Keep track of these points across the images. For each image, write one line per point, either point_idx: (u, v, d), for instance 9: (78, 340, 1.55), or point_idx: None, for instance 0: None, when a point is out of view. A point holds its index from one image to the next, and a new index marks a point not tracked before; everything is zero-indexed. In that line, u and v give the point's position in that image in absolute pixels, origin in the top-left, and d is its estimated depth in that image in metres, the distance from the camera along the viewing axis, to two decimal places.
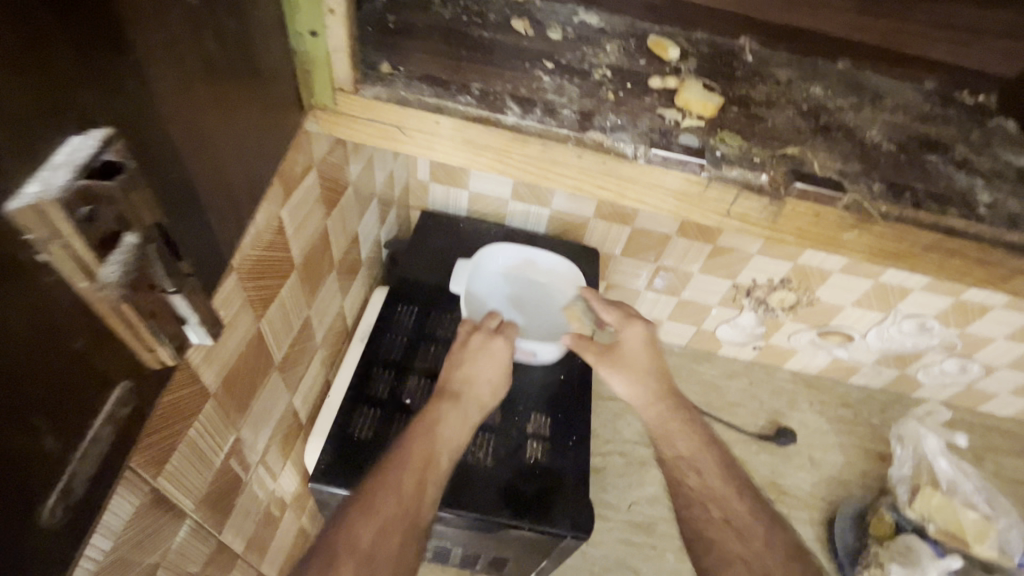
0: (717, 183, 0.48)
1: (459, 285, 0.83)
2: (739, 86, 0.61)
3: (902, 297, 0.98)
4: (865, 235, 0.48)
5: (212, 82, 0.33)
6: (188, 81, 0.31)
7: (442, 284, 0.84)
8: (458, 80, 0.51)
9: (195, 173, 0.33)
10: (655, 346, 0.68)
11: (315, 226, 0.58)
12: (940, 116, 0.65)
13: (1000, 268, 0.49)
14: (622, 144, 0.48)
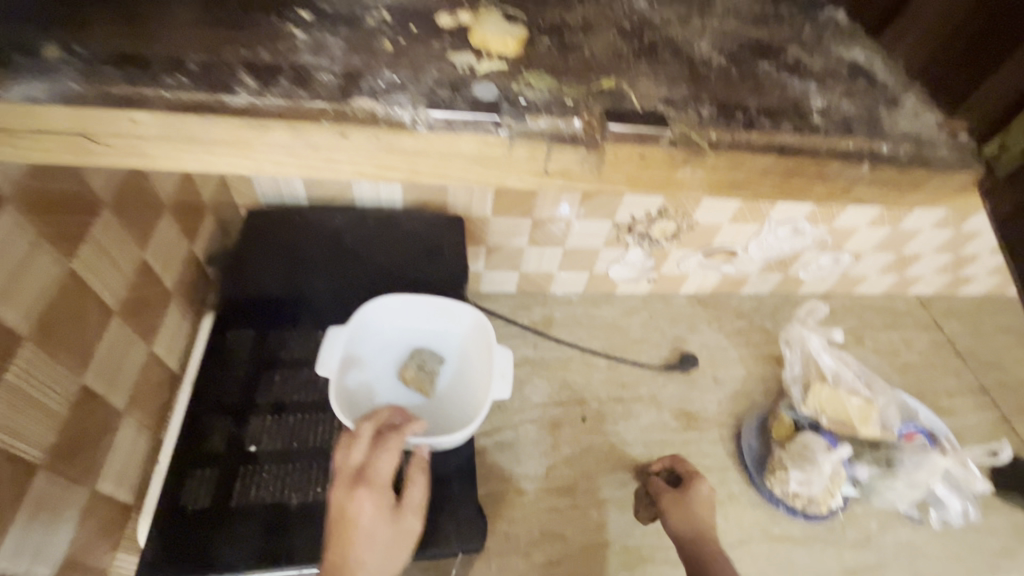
0: (523, 140, 0.39)
1: (302, 292, 0.70)
2: (551, 10, 0.52)
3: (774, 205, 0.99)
4: (699, 170, 0.42)
5: None
6: None
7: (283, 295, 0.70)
8: (165, 56, 0.38)
9: None
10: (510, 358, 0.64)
11: (44, 276, 0.44)
12: (772, 14, 0.60)
13: (839, 180, 0.45)
14: (396, 109, 0.38)
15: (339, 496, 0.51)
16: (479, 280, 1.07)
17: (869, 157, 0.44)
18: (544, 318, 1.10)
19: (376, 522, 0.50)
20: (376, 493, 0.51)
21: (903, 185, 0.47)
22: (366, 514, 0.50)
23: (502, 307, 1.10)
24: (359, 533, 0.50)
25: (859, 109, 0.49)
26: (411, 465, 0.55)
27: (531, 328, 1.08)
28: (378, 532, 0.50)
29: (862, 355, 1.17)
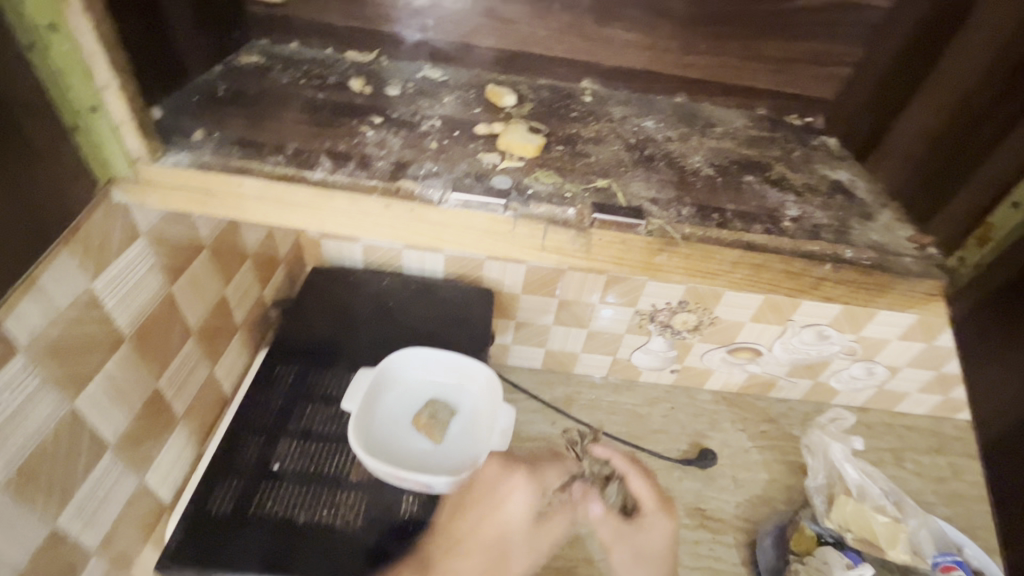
0: (524, 220, 0.49)
1: (345, 337, 0.80)
2: (570, 126, 0.64)
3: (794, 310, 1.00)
4: (674, 257, 0.50)
5: None
6: None
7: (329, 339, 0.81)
8: (271, 142, 0.52)
9: None
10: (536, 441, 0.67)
11: (153, 294, 0.57)
12: (766, 138, 0.69)
13: (805, 277, 0.51)
14: (429, 190, 0.50)
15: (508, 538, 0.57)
16: (507, 352, 1.15)
17: (830, 259, 0.51)
18: (565, 396, 1.14)
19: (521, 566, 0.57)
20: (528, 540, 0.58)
21: (866, 287, 0.52)
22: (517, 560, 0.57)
23: (526, 381, 1.16)
24: (510, 562, 0.56)
25: (833, 219, 0.56)
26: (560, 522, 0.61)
27: (552, 405, 1.13)
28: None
29: (901, 477, 1.10)
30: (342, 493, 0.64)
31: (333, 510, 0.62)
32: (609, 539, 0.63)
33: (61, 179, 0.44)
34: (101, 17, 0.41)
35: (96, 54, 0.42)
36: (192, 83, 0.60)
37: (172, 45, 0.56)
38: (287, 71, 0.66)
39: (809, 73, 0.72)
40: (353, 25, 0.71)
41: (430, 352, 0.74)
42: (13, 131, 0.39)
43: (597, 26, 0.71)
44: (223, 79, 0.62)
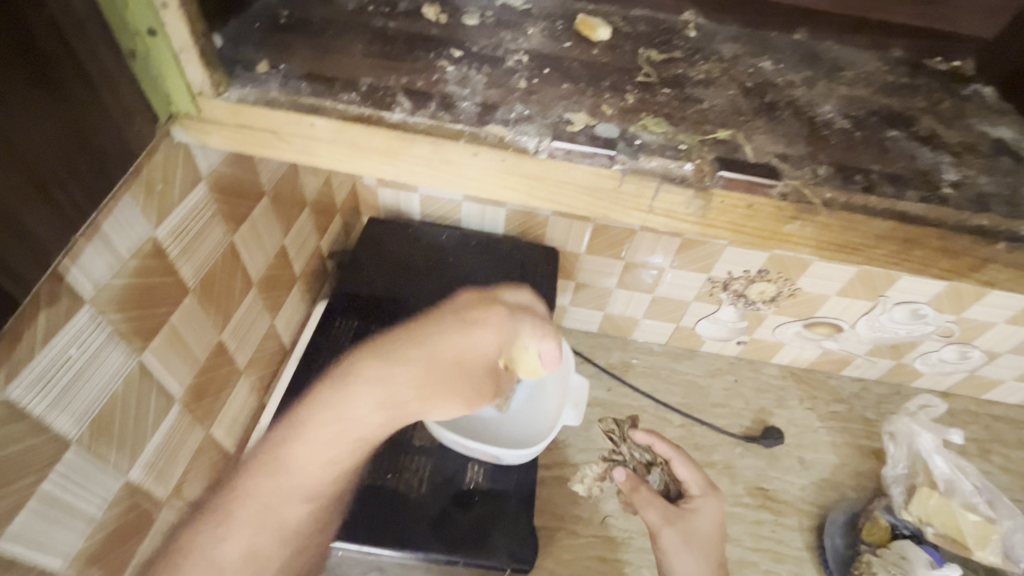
0: (634, 176, 0.42)
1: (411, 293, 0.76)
2: (675, 66, 0.55)
3: (892, 285, 0.90)
4: (809, 227, 0.42)
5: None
6: None
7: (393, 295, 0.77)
8: (342, 77, 0.46)
9: None
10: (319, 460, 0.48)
11: (217, 243, 0.54)
12: (907, 85, 0.58)
13: (966, 257, 0.43)
14: (524, 139, 0.42)
15: (669, 544, 0.68)
16: (563, 313, 1.09)
17: (1003, 236, 0.42)
18: (621, 362, 1.09)
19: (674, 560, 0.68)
20: (669, 532, 0.69)
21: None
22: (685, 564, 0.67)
23: (582, 345, 1.10)
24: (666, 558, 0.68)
25: (999, 187, 0.47)
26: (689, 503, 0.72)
27: (607, 371, 1.07)
28: (709, 530, 0.70)
29: (987, 471, 0.99)
30: (406, 457, 0.62)
31: (397, 474, 0.60)
32: (661, 521, 0.69)
33: (121, 114, 0.40)
34: None
35: None
36: (253, 8, 0.53)
37: None
38: None
39: (964, 7, 0.63)
40: None
41: None
42: (65, 56, 0.35)
43: None
44: (285, 5, 0.55)
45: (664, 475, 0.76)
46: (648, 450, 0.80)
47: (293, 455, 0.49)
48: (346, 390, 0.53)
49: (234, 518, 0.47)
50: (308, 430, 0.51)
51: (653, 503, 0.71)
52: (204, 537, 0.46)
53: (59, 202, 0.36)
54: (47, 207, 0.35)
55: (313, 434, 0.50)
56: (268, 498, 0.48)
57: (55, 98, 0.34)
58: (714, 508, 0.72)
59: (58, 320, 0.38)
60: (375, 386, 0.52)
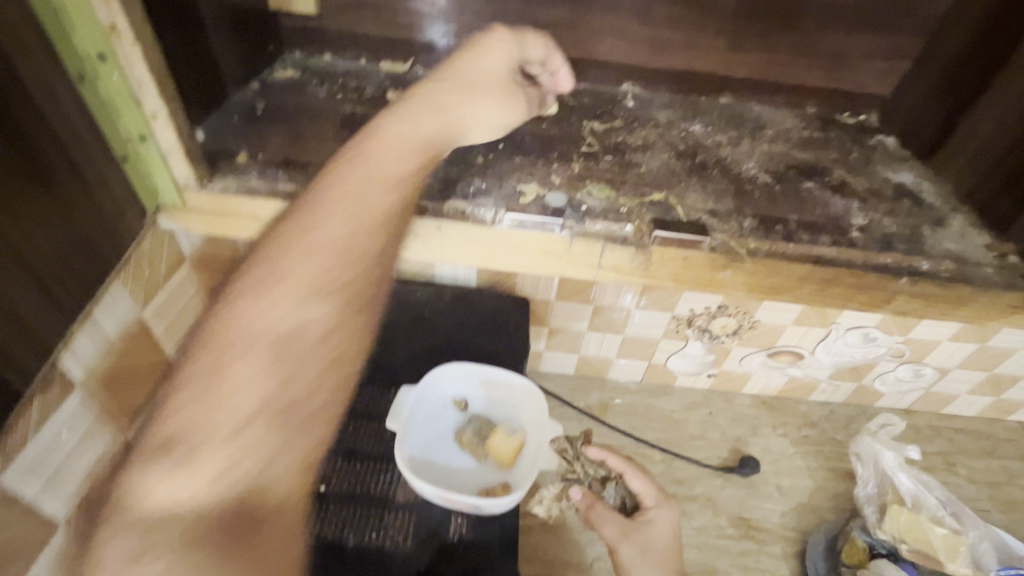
0: (581, 239, 0.48)
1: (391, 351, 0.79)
2: (615, 134, 0.62)
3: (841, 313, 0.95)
4: (739, 273, 0.48)
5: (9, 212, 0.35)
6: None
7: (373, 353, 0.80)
8: (315, 162, 0.51)
9: None
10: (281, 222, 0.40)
11: None
12: (821, 139, 0.66)
13: (878, 291, 0.49)
14: (481, 210, 0.48)
15: (628, 556, 0.67)
16: (539, 359, 1.12)
17: (906, 272, 0.48)
18: (599, 403, 1.11)
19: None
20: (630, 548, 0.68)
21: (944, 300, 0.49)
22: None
23: (560, 388, 1.13)
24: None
25: (902, 227, 0.53)
26: (652, 508, 0.72)
27: (586, 412, 1.10)
28: (667, 540, 0.69)
29: (954, 484, 1.03)
30: (390, 514, 0.63)
31: (382, 532, 0.62)
32: (618, 537, 0.69)
33: (112, 209, 0.43)
34: (149, 47, 0.41)
35: (145, 84, 0.41)
36: (230, 102, 0.59)
37: (213, 66, 0.55)
38: (324, 85, 0.65)
39: (864, 68, 0.68)
40: (384, 33, 0.69)
41: (472, 366, 0.72)
42: (65, 169, 0.38)
43: (638, 27, 0.68)
44: (260, 97, 0.61)
45: (620, 489, 0.76)
46: (601, 465, 0.78)
47: (253, 312, 0.34)
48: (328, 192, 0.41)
49: (194, 431, 0.31)
50: (285, 277, 0.36)
51: (609, 519, 0.70)
52: (159, 421, 0.32)
53: (54, 295, 0.39)
54: (42, 300, 0.38)
55: (296, 244, 0.38)
56: (277, 263, 0.37)
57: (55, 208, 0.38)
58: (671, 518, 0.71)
59: (49, 407, 0.40)
60: (327, 215, 0.38)
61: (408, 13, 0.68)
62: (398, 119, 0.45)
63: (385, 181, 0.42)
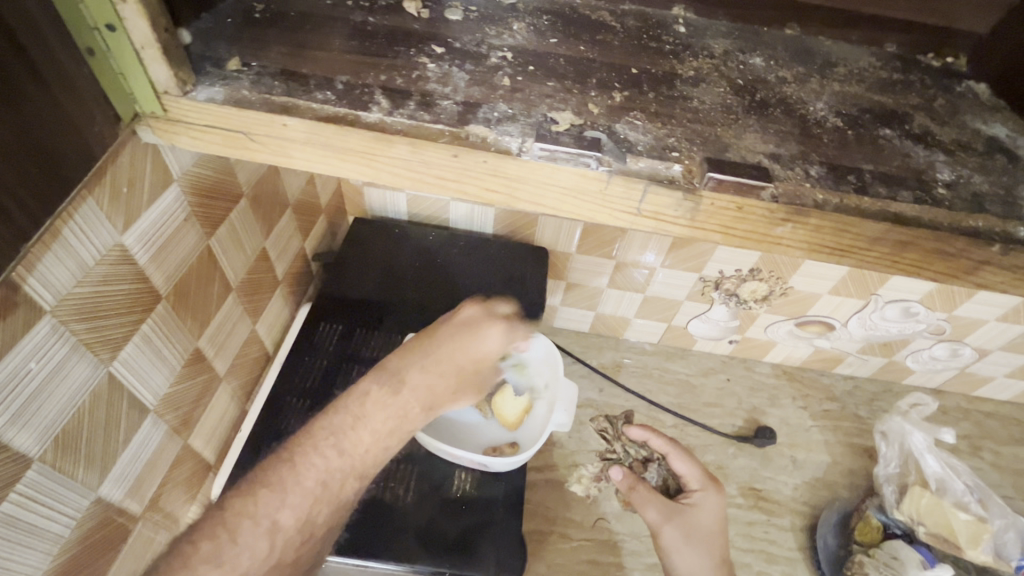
0: (621, 178, 0.40)
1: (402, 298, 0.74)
2: (663, 63, 0.53)
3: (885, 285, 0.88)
4: (801, 229, 0.41)
5: None
6: None
7: (383, 297, 0.74)
8: (318, 74, 0.44)
9: None
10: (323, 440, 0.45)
11: (191, 247, 0.52)
12: (900, 82, 0.57)
13: (960, 260, 0.42)
14: (506, 139, 0.41)
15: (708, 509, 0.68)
16: (553, 314, 1.07)
17: (998, 238, 0.41)
18: (614, 363, 1.07)
19: (696, 496, 0.69)
20: (676, 451, 0.72)
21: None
22: (710, 505, 0.68)
23: (573, 345, 1.08)
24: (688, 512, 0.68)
25: (994, 187, 0.46)
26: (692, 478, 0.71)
27: (599, 371, 1.06)
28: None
29: (979, 469, 0.97)
30: (393, 466, 0.60)
31: (383, 484, 0.59)
32: (662, 519, 0.67)
33: (77, 115, 0.37)
34: None
35: None
36: (226, 3, 0.51)
37: None
38: None
39: None
40: None
41: None
42: (15, 60, 0.33)
43: None
44: None
45: (663, 470, 0.74)
46: (644, 446, 0.78)
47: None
48: (343, 431, 0.45)
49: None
50: (271, 505, 0.42)
51: (653, 501, 0.69)
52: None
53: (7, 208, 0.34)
54: None
55: (307, 459, 0.44)
56: (281, 485, 0.43)
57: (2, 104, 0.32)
58: (717, 501, 0.69)
59: (14, 333, 0.36)
60: (330, 456, 0.44)
61: None
62: (384, 390, 0.48)
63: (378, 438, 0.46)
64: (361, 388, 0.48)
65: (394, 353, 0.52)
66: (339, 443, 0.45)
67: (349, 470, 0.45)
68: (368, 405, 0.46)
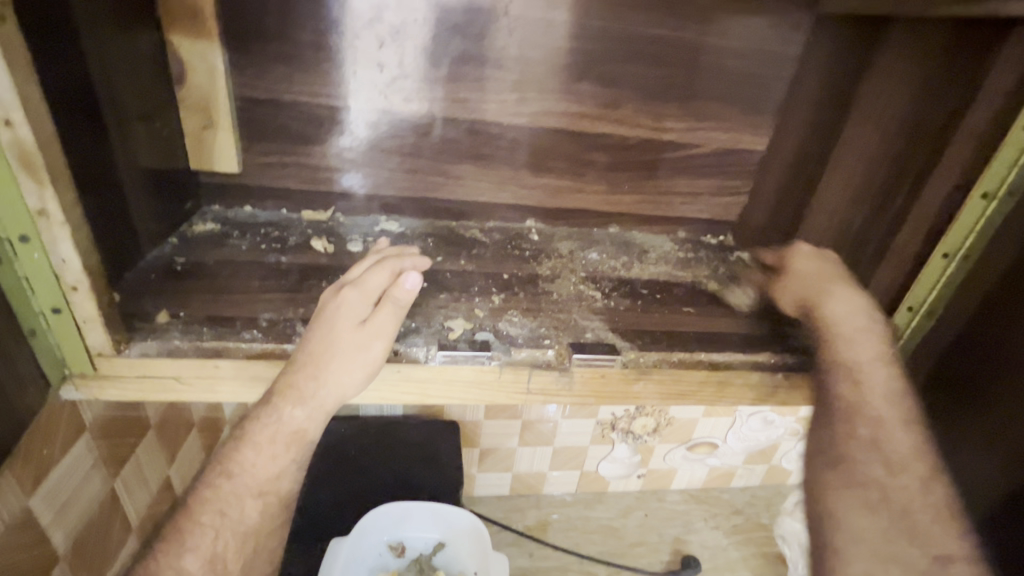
0: (510, 367, 0.52)
1: None
2: (526, 267, 0.70)
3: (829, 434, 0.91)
4: (649, 384, 0.55)
5: None
6: None
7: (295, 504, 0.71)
8: (243, 315, 0.52)
9: None
10: (271, 437, 0.47)
11: (94, 495, 0.51)
12: (693, 258, 0.79)
13: (761, 387, 0.58)
14: (414, 349, 0.50)
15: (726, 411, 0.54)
16: (472, 483, 1.09)
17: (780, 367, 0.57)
18: (539, 522, 1.09)
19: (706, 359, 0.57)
20: (355, 289, 0.48)
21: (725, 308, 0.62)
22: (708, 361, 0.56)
23: (496, 511, 1.10)
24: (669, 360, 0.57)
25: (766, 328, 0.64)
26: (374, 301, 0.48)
27: (526, 534, 1.06)
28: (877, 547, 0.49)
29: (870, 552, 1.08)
30: None
31: None
32: (389, 284, 0.49)
33: (9, 389, 0.40)
34: (79, 227, 0.39)
35: (71, 260, 0.39)
36: (146, 259, 0.59)
37: (129, 227, 0.56)
38: (245, 236, 0.68)
39: (715, 201, 0.84)
40: (306, 187, 0.75)
41: (408, 507, 0.71)
42: None
43: (534, 174, 0.79)
44: (178, 253, 0.61)
45: (368, 309, 0.48)
46: (369, 278, 0.49)
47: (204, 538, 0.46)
48: (274, 412, 0.46)
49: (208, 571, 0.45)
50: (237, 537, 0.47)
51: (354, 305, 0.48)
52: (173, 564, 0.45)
53: None
54: None
55: (245, 463, 0.47)
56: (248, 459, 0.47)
57: None
58: (380, 288, 0.49)
59: None
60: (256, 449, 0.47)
61: (326, 166, 0.74)
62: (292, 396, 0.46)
63: (270, 456, 0.47)
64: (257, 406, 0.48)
65: (277, 378, 0.48)
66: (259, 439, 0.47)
67: (243, 490, 0.46)
68: (257, 431, 0.47)
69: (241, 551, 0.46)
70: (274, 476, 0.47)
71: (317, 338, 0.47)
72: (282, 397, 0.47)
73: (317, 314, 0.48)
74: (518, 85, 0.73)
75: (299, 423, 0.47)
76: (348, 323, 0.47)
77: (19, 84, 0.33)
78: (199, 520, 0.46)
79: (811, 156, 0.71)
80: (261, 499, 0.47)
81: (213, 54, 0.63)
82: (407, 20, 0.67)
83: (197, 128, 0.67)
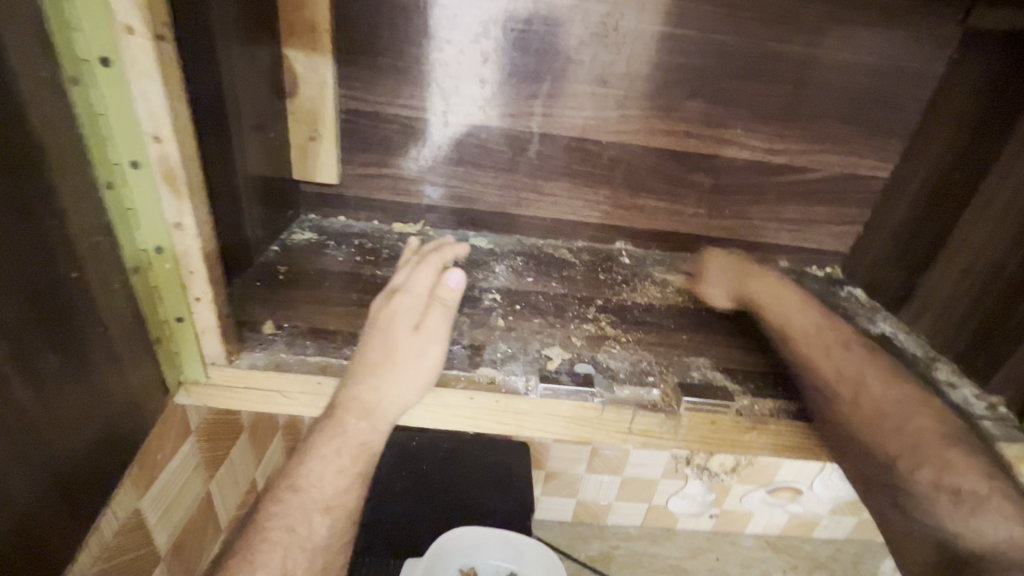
0: (612, 406, 0.48)
1: (392, 518, 0.70)
2: (620, 292, 0.66)
3: None
4: (764, 434, 0.50)
5: (50, 408, 0.32)
6: (39, 407, 0.31)
7: (371, 517, 0.70)
8: (344, 329, 0.51)
9: (20, 500, 0.31)
10: (338, 454, 0.44)
11: (194, 497, 0.52)
12: (800, 291, 0.73)
13: None
14: (513, 378, 0.48)
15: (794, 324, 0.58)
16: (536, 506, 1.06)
17: None
18: (602, 554, 1.04)
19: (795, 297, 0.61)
20: (403, 295, 0.49)
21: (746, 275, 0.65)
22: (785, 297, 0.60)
23: (559, 538, 1.06)
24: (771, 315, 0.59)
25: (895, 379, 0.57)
26: (425, 300, 0.49)
27: (590, 566, 1.02)
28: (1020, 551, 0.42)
29: None
30: None
31: None
32: (435, 285, 0.50)
33: (138, 394, 0.41)
34: (209, 238, 0.40)
35: (199, 273, 0.40)
36: (252, 267, 0.60)
37: (240, 236, 0.57)
38: (340, 246, 0.69)
39: (825, 230, 0.77)
40: (400, 200, 0.76)
41: (483, 532, 0.71)
42: (102, 355, 0.36)
43: (629, 194, 0.76)
44: (281, 261, 0.63)
45: (418, 308, 0.48)
46: (416, 280, 0.51)
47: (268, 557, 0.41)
48: (341, 428, 0.44)
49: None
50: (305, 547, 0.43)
51: (404, 307, 0.49)
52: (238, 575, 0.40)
53: (75, 502, 0.36)
54: (51, 504, 0.34)
55: (311, 476, 0.44)
56: (316, 477, 0.44)
57: (87, 394, 0.35)
58: (424, 288, 0.50)
59: None
60: (325, 466, 0.44)
61: (421, 180, 0.74)
62: (356, 409, 0.45)
63: (338, 469, 0.44)
64: (319, 423, 0.46)
65: (337, 391, 0.46)
66: (326, 455, 0.44)
67: (310, 506, 0.43)
68: (322, 449, 0.44)
69: (311, 570, 0.43)
70: (341, 490, 0.45)
71: (372, 347, 0.46)
72: (347, 409, 0.45)
73: (369, 322, 0.48)
74: (621, 102, 0.70)
75: (372, 436, 0.45)
76: (400, 325, 0.47)
77: (174, 101, 0.34)
78: (268, 539, 0.42)
79: (950, 185, 0.63)
80: (328, 514, 0.44)
81: (325, 70, 0.65)
82: (513, 34, 0.66)
83: (303, 139, 0.69)
